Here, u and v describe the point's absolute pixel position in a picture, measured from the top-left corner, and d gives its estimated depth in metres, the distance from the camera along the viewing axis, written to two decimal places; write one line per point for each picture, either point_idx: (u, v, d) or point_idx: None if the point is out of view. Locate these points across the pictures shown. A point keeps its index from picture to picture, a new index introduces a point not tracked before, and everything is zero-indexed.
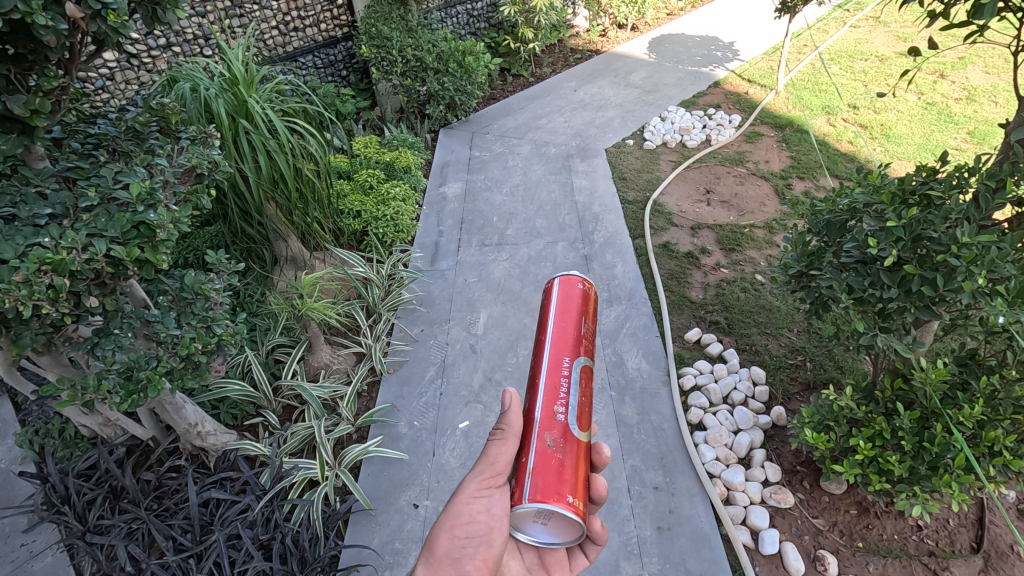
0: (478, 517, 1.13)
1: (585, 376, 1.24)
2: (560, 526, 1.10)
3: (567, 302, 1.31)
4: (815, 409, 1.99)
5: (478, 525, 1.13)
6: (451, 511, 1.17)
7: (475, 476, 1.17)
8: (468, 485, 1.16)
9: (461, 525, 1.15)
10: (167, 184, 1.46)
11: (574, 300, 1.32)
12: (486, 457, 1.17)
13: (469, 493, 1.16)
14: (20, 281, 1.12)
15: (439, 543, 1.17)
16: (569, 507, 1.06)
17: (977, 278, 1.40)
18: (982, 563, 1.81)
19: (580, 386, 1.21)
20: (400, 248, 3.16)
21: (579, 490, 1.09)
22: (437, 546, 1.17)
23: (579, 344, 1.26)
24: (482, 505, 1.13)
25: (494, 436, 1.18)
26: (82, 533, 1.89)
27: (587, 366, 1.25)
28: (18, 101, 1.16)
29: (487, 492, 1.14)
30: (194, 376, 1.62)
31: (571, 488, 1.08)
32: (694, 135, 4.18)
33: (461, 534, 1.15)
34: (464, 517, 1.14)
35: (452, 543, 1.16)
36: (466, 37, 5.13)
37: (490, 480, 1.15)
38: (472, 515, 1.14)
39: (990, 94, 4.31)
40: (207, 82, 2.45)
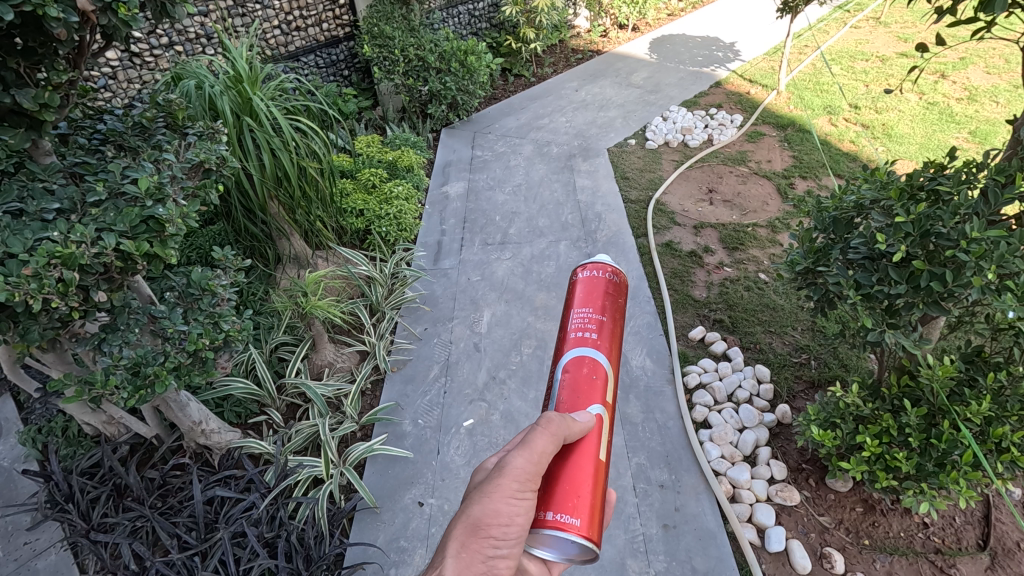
0: (517, 520, 1.02)
1: (594, 373, 1.19)
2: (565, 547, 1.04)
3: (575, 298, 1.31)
4: (821, 407, 1.99)
5: (514, 527, 1.02)
6: (484, 507, 1.02)
7: (514, 474, 1.03)
8: (508, 483, 1.02)
9: (497, 526, 1.01)
10: (175, 179, 1.45)
11: (584, 296, 1.29)
12: (531, 450, 1.03)
13: (508, 492, 1.02)
14: (30, 275, 1.11)
15: (468, 540, 1.02)
16: (552, 525, 1.01)
17: (986, 273, 1.40)
18: (989, 561, 1.81)
19: (574, 380, 1.18)
20: (402, 247, 3.16)
21: (567, 501, 1.04)
22: (466, 544, 1.01)
23: (579, 337, 1.23)
24: (521, 508, 1.02)
25: (542, 427, 1.06)
26: (86, 531, 1.88)
27: (597, 365, 1.20)
28: (28, 95, 1.16)
29: (525, 493, 1.03)
30: (202, 373, 1.61)
31: (562, 504, 1.03)
32: (695, 134, 4.19)
33: (494, 534, 1.01)
34: (505, 517, 1.02)
35: (482, 543, 1.01)
36: (468, 37, 5.14)
37: (533, 481, 1.04)
38: (510, 516, 1.02)
39: (991, 94, 4.32)
40: (211, 79, 2.43)
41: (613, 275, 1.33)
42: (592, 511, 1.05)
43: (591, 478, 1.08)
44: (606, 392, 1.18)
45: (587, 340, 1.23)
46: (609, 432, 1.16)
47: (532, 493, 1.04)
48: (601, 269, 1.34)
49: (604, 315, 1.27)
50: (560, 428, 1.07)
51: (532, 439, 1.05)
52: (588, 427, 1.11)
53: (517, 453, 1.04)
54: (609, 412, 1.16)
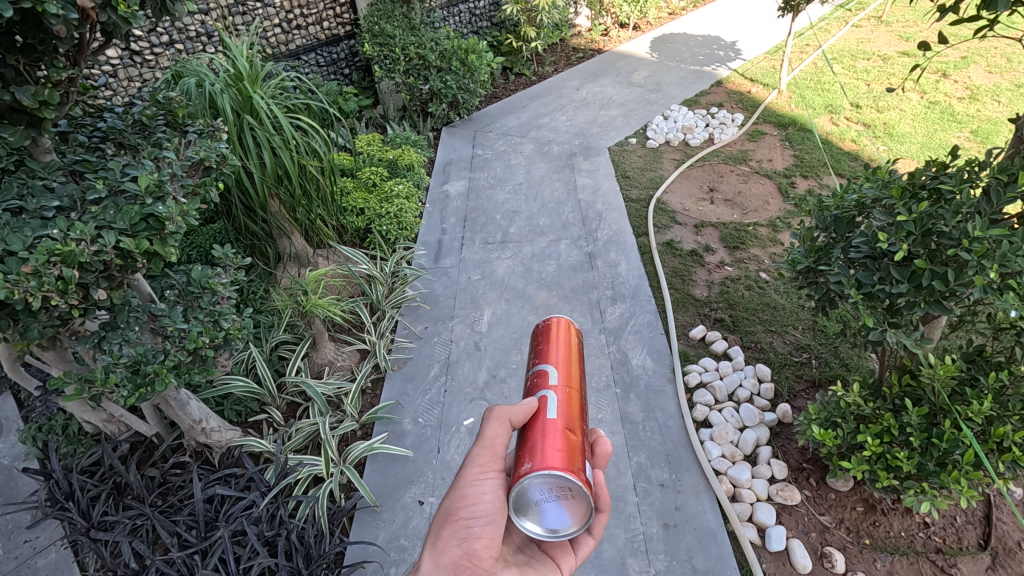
0: (483, 498, 1.22)
1: (536, 377, 1.30)
2: (551, 496, 1.12)
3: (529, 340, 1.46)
4: (823, 406, 1.99)
5: (481, 504, 1.22)
6: (456, 496, 1.23)
7: (474, 461, 1.24)
8: (470, 470, 1.24)
9: (466, 506, 1.22)
10: (175, 177, 1.45)
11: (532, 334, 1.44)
12: (484, 438, 1.25)
13: (472, 476, 1.23)
14: (30, 272, 1.11)
15: (445, 525, 1.22)
16: (519, 477, 1.11)
17: (988, 272, 1.39)
18: (990, 561, 1.81)
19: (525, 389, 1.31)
20: (403, 245, 3.16)
21: (524, 456, 1.14)
22: (443, 528, 1.21)
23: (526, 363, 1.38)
24: (486, 487, 1.22)
25: (489, 418, 1.25)
26: (86, 529, 1.88)
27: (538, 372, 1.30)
28: (28, 92, 1.15)
29: (487, 475, 1.23)
30: (201, 370, 1.61)
31: (524, 458, 1.14)
32: (696, 133, 4.18)
33: (465, 515, 1.21)
34: (472, 500, 1.22)
35: (457, 526, 1.21)
36: (468, 36, 5.13)
37: (494, 463, 1.24)
38: (476, 497, 1.22)
39: (993, 93, 4.31)
40: (212, 77, 2.43)
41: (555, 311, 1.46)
42: (551, 452, 1.12)
43: (549, 436, 1.14)
44: (549, 379, 1.28)
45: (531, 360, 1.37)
46: (564, 406, 1.22)
47: (495, 475, 1.23)
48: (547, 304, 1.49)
49: (543, 331, 1.39)
50: (503, 414, 1.22)
51: (485, 430, 1.26)
52: (530, 407, 1.21)
53: (476, 444, 1.26)
54: (558, 393, 1.24)
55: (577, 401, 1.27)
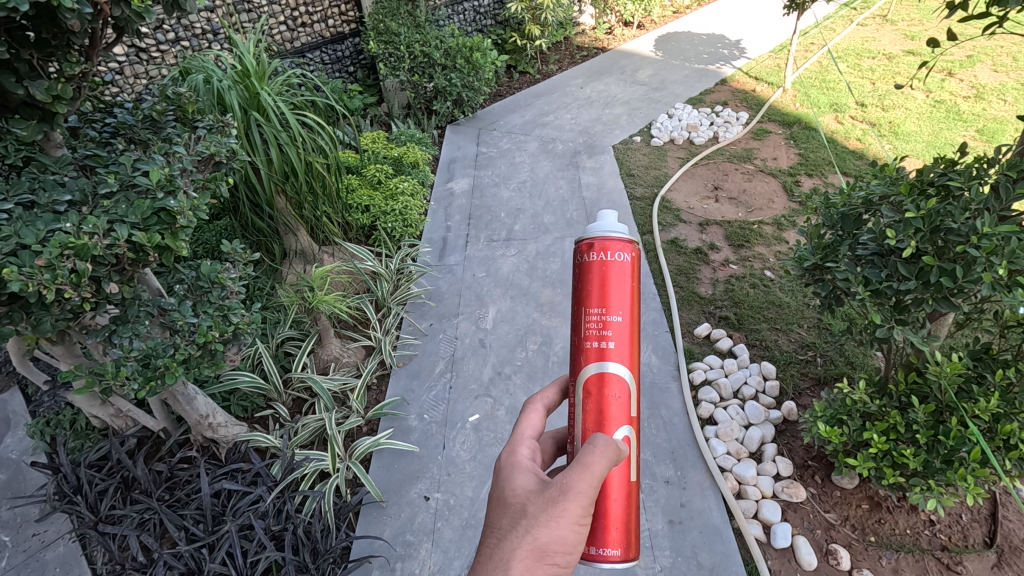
0: (577, 548, 0.99)
1: (611, 391, 1.09)
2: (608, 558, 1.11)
3: (584, 291, 1.12)
4: (828, 404, 1.99)
5: (573, 555, 0.99)
6: (551, 533, 0.96)
7: (580, 497, 0.97)
8: (573, 506, 0.97)
9: (563, 556, 0.97)
10: (185, 172, 1.45)
11: (599, 291, 1.10)
12: (590, 467, 0.99)
13: (574, 517, 0.97)
14: (43, 265, 1.11)
15: (535, 572, 0.94)
16: (600, 560, 1.04)
17: (997, 268, 1.39)
18: (996, 558, 1.81)
19: (598, 401, 1.09)
20: (408, 242, 3.16)
21: (609, 537, 1.04)
22: (530, 575, 0.94)
23: (588, 349, 1.11)
24: (581, 533, 0.99)
25: (594, 447, 1.02)
26: (95, 522, 1.90)
27: (611, 379, 1.09)
28: (41, 87, 1.16)
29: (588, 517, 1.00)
30: (211, 365, 1.62)
31: (612, 539, 1.04)
32: (701, 131, 4.18)
33: (556, 565, 0.98)
34: (565, 545, 0.97)
35: (545, 571, 0.95)
36: (473, 34, 5.13)
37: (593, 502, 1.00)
38: (572, 544, 0.98)
39: (999, 92, 4.29)
40: (219, 73, 2.44)
41: (623, 252, 1.10)
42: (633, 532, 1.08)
43: (632, 506, 1.08)
44: (631, 402, 1.11)
45: (597, 350, 1.10)
46: (639, 453, 1.12)
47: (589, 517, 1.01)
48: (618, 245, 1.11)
49: (620, 315, 1.10)
50: (608, 450, 1.02)
51: (588, 459, 1.00)
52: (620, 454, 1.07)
53: (579, 471, 0.98)
54: (638, 433, 1.11)
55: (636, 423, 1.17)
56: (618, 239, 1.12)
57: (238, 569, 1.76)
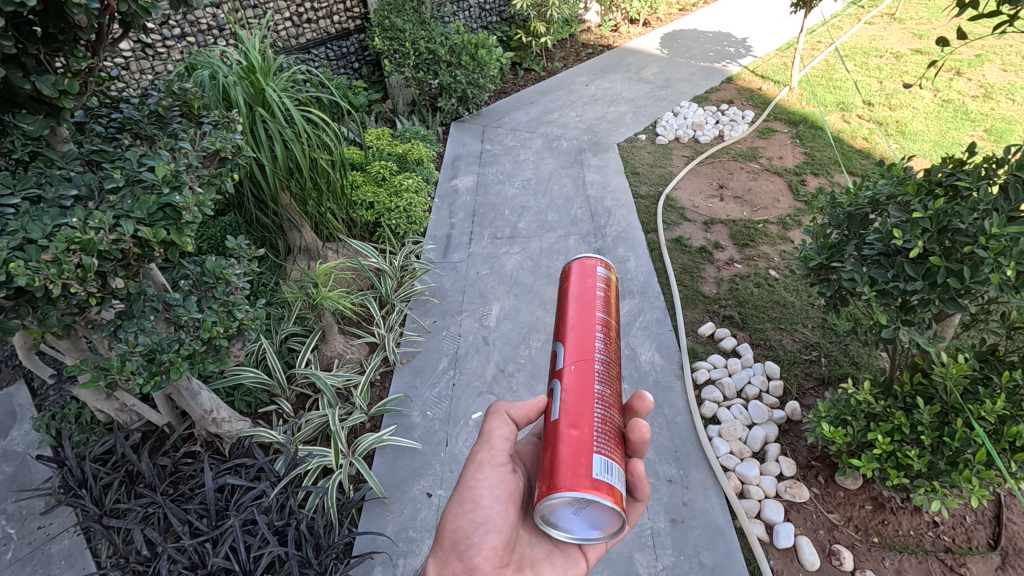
0: (480, 502, 1.26)
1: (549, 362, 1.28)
2: (574, 508, 1.05)
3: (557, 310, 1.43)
4: (832, 404, 1.99)
5: (479, 509, 1.25)
6: (457, 500, 1.30)
7: (474, 459, 1.32)
8: (468, 471, 1.32)
9: (464, 514, 1.26)
10: (191, 167, 1.45)
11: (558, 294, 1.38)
12: (484, 433, 1.35)
13: (469, 478, 1.30)
14: (50, 260, 1.12)
15: (445, 535, 1.27)
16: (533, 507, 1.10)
17: (1005, 269, 1.38)
18: (1000, 560, 1.80)
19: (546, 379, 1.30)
20: (412, 239, 3.17)
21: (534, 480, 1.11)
22: (445, 539, 1.28)
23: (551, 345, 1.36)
24: (482, 489, 1.27)
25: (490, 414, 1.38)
26: (99, 516, 1.91)
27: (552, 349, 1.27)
28: (48, 81, 1.16)
29: (484, 473, 1.29)
30: (215, 360, 1.62)
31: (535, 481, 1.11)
32: (706, 130, 4.16)
33: (466, 525, 1.25)
34: (468, 504, 1.27)
35: (458, 533, 1.26)
36: (478, 31, 5.12)
37: (487, 463, 1.31)
38: (473, 501, 1.26)
39: (1008, 91, 4.26)
40: (224, 69, 2.43)
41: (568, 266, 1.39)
42: (552, 464, 1.06)
43: (552, 443, 1.10)
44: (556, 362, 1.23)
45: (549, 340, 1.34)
46: (572, 393, 1.15)
47: (493, 473, 1.29)
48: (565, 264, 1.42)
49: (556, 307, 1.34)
50: (502, 410, 1.35)
51: (486, 428, 1.35)
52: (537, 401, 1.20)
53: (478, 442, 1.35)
54: (564, 378, 1.18)
55: (590, 377, 1.17)
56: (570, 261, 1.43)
57: (241, 563, 1.77)
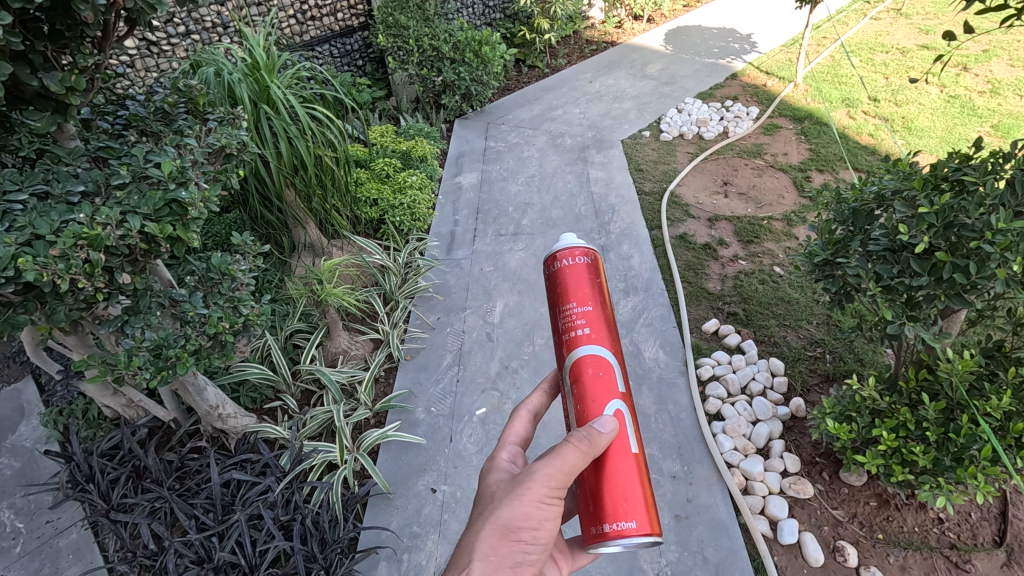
0: (544, 525, 1.07)
1: (600, 371, 1.19)
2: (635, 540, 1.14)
3: (558, 292, 1.28)
4: (837, 400, 1.98)
5: (542, 531, 1.07)
6: (514, 512, 1.06)
7: (545, 479, 1.07)
8: (536, 488, 1.07)
9: (528, 530, 1.05)
10: (197, 164, 1.46)
11: (564, 289, 1.26)
12: (560, 461, 1.07)
13: (538, 498, 1.07)
14: (57, 255, 1.12)
15: (498, 547, 1.03)
16: (617, 534, 1.07)
17: (1011, 264, 1.37)
18: (1005, 557, 1.80)
19: (585, 385, 1.19)
20: (416, 236, 3.17)
21: (618, 509, 1.08)
22: (494, 549, 1.03)
23: (573, 338, 1.23)
24: (549, 513, 1.08)
25: (572, 440, 1.09)
26: (107, 510, 1.92)
27: (596, 361, 1.19)
28: (55, 78, 1.17)
29: (555, 499, 1.08)
30: (221, 356, 1.63)
31: (619, 510, 1.08)
32: (710, 126, 4.15)
33: (523, 541, 1.05)
34: (527, 522, 1.06)
35: (512, 548, 1.04)
36: (482, 28, 5.12)
37: (561, 487, 1.09)
38: (538, 521, 1.07)
39: (1016, 87, 4.23)
40: (229, 66, 2.44)
41: (584, 255, 1.29)
42: (646, 503, 1.10)
43: (639, 477, 1.12)
44: (618, 385, 1.19)
45: (581, 337, 1.22)
46: (635, 424, 1.18)
47: (559, 499, 1.09)
48: (578, 251, 1.30)
49: (587, 303, 1.25)
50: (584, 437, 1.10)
51: (558, 449, 1.08)
52: (613, 431, 1.13)
53: (548, 458, 1.08)
54: (633, 410, 1.19)
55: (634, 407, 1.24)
56: (579, 248, 1.31)
57: (247, 557, 1.79)
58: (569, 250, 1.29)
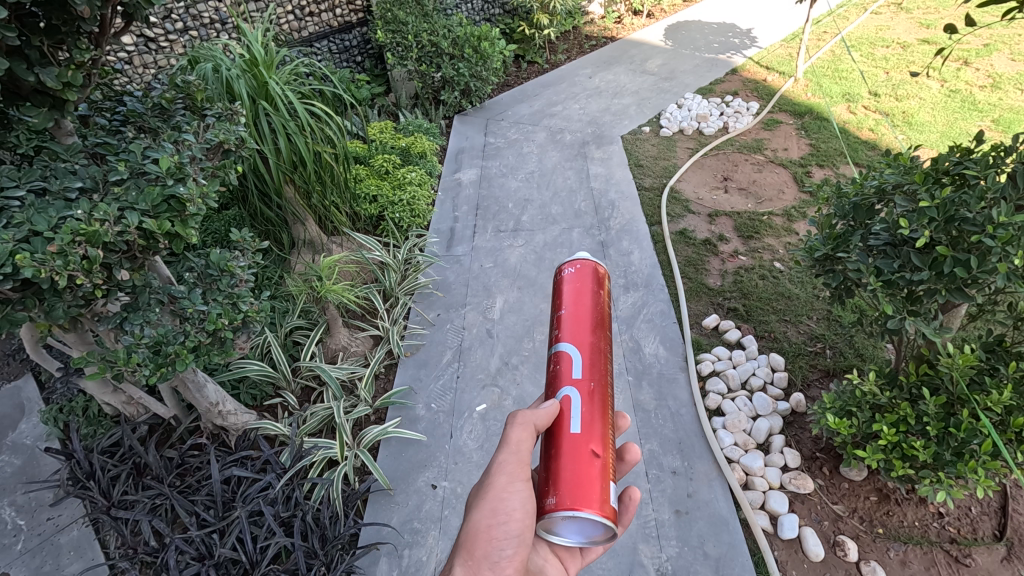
0: (512, 515, 1.12)
1: (557, 364, 1.20)
2: (591, 529, 1.08)
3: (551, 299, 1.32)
4: (837, 395, 1.98)
5: (512, 523, 1.12)
6: (482, 510, 1.14)
7: (502, 469, 1.16)
8: (498, 480, 1.15)
9: (497, 525, 1.12)
10: (195, 160, 1.46)
11: (554, 294, 1.31)
12: (508, 445, 1.15)
13: (500, 487, 1.14)
14: (56, 251, 1.12)
15: (473, 545, 1.12)
16: (544, 511, 1.06)
17: (1013, 258, 1.37)
18: (1005, 552, 1.80)
19: (549, 377, 1.21)
20: (415, 233, 3.17)
21: (549, 488, 1.08)
22: (471, 550, 1.12)
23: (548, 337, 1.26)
24: (514, 500, 1.13)
25: (514, 423, 1.15)
26: (108, 507, 1.93)
27: (558, 354, 1.21)
28: (52, 73, 1.16)
29: (515, 486, 1.15)
30: (220, 352, 1.63)
31: (549, 489, 1.08)
32: (710, 122, 4.14)
33: (497, 535, 1.12)
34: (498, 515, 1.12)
35: (488, 545, 1.12)
36: (481, 23, 5.10)
37: (519, 473, 1.15)
38: (506, 513, 1.12)
39: (1017, 81, 4.21)
40: (227, 62, 2.43)
41: (571, 265, 1.31)
42: (579, 484, 1.06)
43: (579, 460, 1.08)
44: (572, 371, 1.18)
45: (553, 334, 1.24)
46: (590, 409, 1.14)
47: (522, 486, 1.15)
48: (573, 262, 1.33)
49: (563, 304, 1.26)
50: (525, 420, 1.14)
51: (508, 437, 1.16)
52: (551, 413, 1.14)
53: (501, 450, 1.17)
54: (587, 395, 1.15)
55: (603, 395, 1.17)
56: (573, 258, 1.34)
57: (248, 553, 1.79)
58: (561, 262, 1.34)
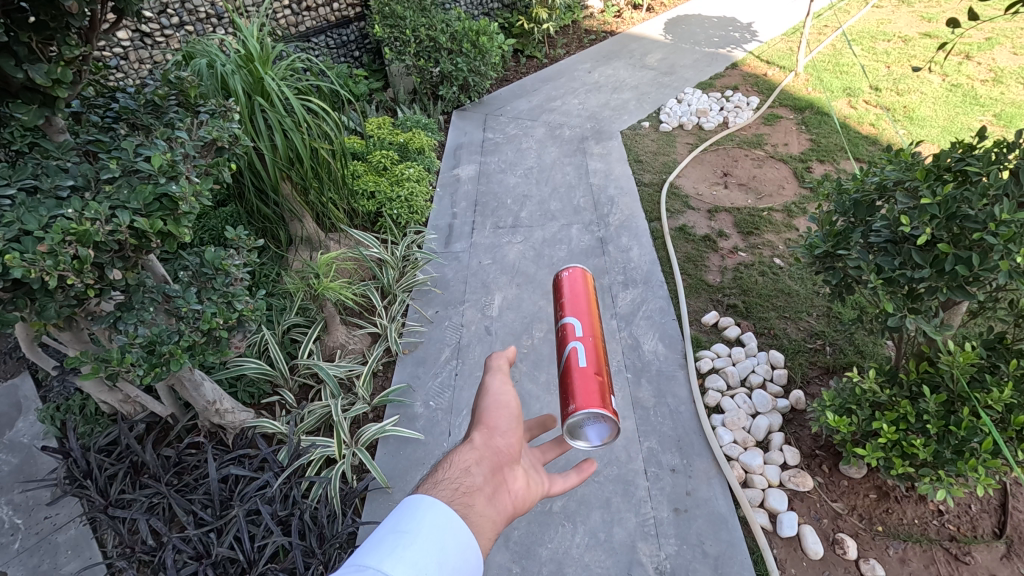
0: (506, 402, 1.19)
1: (563, 329, 1.42)
2: (602, 426, 1.27)
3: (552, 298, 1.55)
4: (837, 393, 1.97)
5: (506, 411, 1.17)
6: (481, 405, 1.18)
7: (488, 381, 1.22)
8: (487, 386, 1.21)
9: (494, 412, 1.17)
10: (188, 157, 1.45)
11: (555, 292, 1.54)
12: (492, 367, 1.24)
13: (489, 387, 1.21)
14: (45, 252, 1.11)
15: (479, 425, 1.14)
16: (570, 409, 1.24)
17: (1014, 256, 1.36)
18: (1005, 549, 1.80)
19: (558, 338, 1.42)
20: (414, 229, 3.15)
21: (571, 398, 1.26)
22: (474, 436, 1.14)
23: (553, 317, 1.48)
24: (504, 394, 1.20)
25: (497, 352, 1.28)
26: (105, 506, 1.92)
27: (564, 325, 1.43)
28: (41, 70, 1.14)
29: (503, 383, 1.22)
30: (215, 351, 1.62)
31: (571, 397, 1.26)
32: (710, 117, 4.11)
33: (496, 417, 1.16)
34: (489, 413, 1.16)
35: (487, 428, 1.15)
36: (480, 18, 5.06)
37: (506, 378, 1.23)
38: (500, 403, 1.18)
39: (1018, 75, 4.19)
40: (222, 58, 2.41)
41: (567, 273, 1.55)
42: (595, 391, 1.26)
43: (592, 379, 1.28)
44: (575, 330, 1.40)
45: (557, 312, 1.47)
46: (595, 353, 1.35)
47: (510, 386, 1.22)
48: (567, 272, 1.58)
49: (564, 295, 1.50)
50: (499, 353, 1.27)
51: (490, 361, 1.25)
52: (569, 354, 1.34)
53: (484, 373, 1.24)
54: (592, 345, 1.37)
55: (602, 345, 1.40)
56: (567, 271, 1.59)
57: (246, 552, 1.79)
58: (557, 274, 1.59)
